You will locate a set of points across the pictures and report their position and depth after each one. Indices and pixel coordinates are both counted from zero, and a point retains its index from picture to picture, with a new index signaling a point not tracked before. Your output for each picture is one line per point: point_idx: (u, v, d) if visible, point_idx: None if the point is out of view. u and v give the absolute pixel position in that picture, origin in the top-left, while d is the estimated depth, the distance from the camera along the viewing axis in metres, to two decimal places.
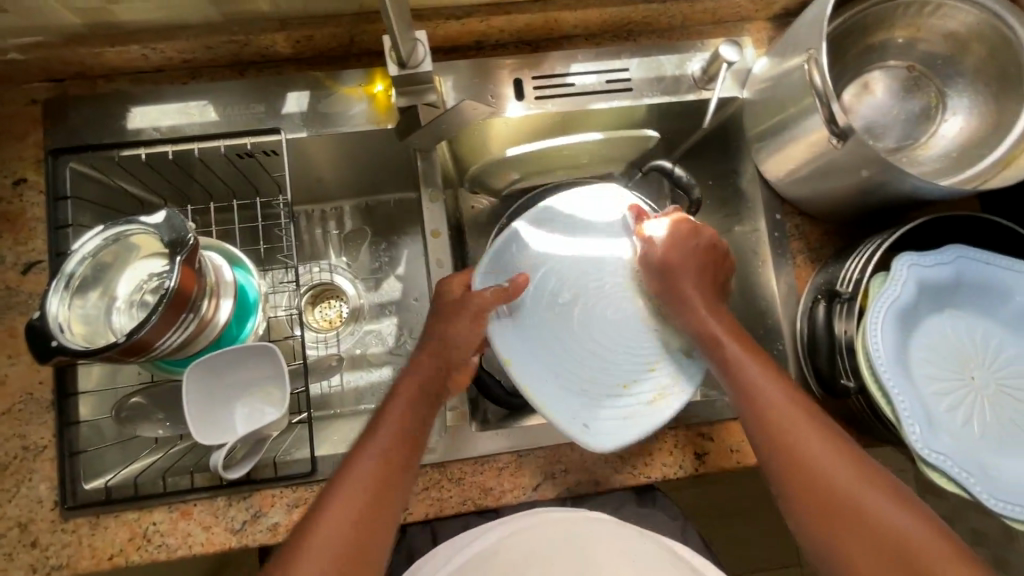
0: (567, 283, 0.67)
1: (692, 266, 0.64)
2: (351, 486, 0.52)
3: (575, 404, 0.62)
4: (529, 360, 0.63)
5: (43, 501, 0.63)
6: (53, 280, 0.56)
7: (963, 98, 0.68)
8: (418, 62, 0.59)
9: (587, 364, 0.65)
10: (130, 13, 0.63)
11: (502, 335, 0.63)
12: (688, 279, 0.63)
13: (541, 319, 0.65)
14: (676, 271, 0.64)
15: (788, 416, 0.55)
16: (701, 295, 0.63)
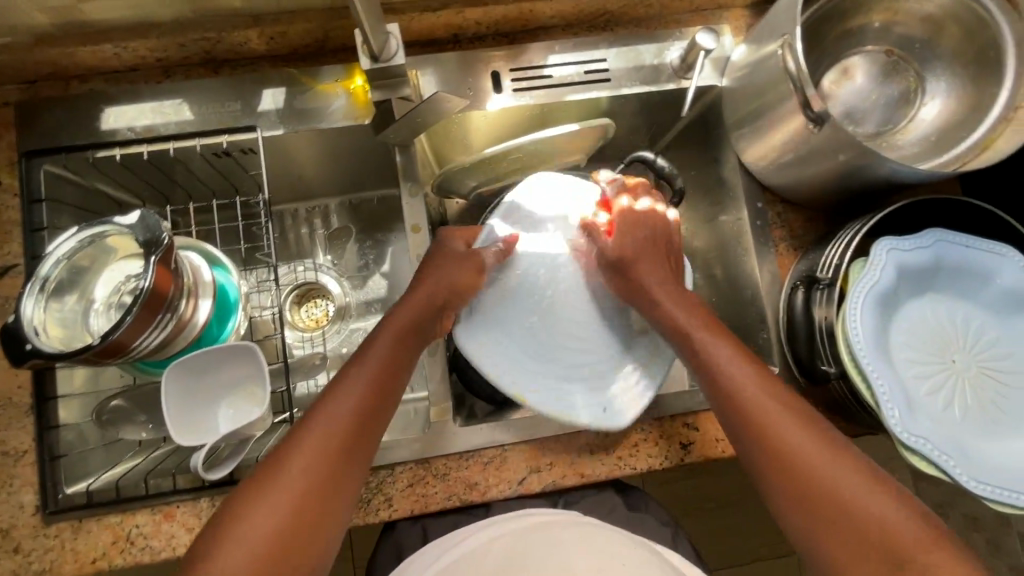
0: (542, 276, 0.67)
1: (649, 256, 0.65)
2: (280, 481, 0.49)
3: (566, 390, 0.64)
4: (507, 360, 0.64)
5: (24, 506, 0.62)
6: (26, 283, 0.55)
7: (941, 81, 0.68)
8: (391, 55, 0.58)
9: (572, 350, 0.66)
10: (99, 11, 0.62)
11: (474, 343, 0.64)
12: (648, 273, 0.64)
13: (512, 316, 0.66)
14: (631, 263, 0.64)
15: (764, 405, 0.54)
16: (664, 287, 0.63)
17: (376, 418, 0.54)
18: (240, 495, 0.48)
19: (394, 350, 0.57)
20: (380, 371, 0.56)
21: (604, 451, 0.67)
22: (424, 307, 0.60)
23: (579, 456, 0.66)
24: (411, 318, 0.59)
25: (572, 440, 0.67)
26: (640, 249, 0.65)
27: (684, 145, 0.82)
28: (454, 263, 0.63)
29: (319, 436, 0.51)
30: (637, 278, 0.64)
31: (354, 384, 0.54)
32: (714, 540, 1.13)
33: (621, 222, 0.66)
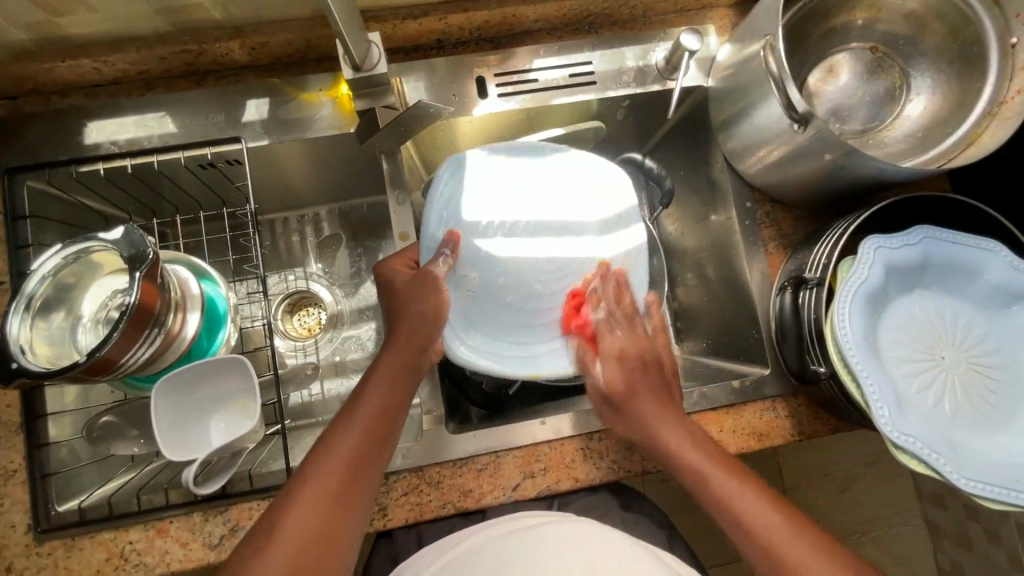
0: (512, 274, 0.66)
1: (642, 381, 0.60)
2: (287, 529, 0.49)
3: (539, 351, 0.65)
4: (498, 350, 0.65)
5: (15, 526, 0.62)
6: (12, 302, 0.54)
7: (925, 77, 0.68)
8: (374, 64, 0.58)
9: (535, 317, 0.66)
10: (77, 26, 0.62)
11: (466, 347, 0.64)
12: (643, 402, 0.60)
13: (487, 308, 0.65)
14: (624, 399, 0.60)
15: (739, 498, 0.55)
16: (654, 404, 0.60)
17: (373, 463, 0.54)
18: (245, 548, 0.49)
19: (389, 392, 0.57)
20: (376, 415, 0.55)
21: (598, 454, 0.66)
22: (415, 346, 0.59)
23: (572, 459, 0.66)
24: (403, 359, 0.58)
25: (565, 444, 0.66)
26: (634, 377, 0.60)
27: (672, 146, 0.82)
28: (415, 290, 0.61)
29: (316, 489, 0.51)
30: (631, 411, 0.60)
31: (349, 432, 0.54)
32: (714, 537, 1.14)
33: (609, 346, 0.62)
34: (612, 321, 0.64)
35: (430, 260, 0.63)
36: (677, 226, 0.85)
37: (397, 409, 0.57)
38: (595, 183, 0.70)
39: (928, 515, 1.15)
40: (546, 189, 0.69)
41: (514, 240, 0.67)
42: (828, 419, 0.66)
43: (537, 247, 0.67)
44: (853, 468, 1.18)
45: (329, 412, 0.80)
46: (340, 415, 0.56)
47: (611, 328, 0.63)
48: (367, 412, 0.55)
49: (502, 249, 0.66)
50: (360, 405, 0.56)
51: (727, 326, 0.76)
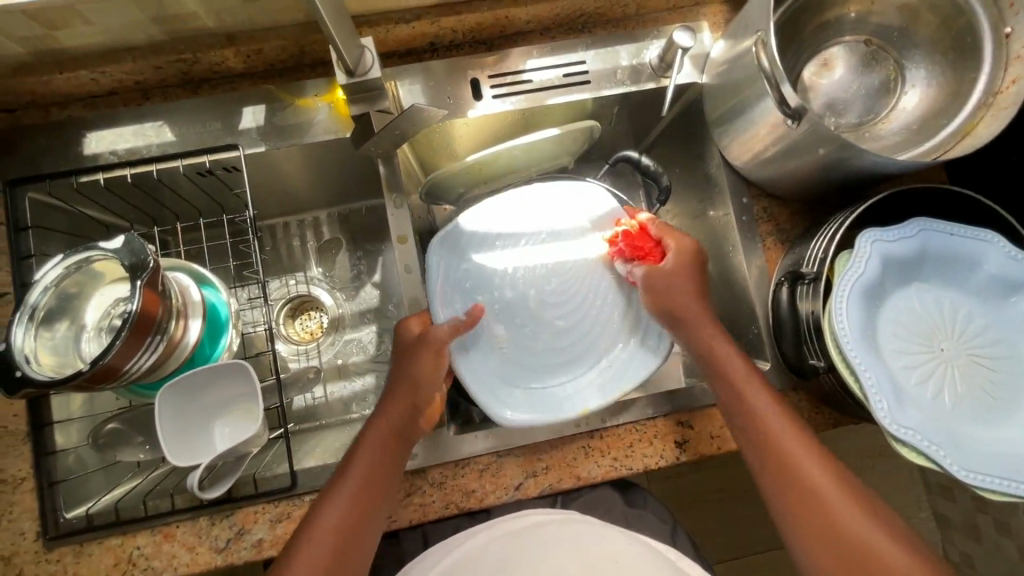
0: (541, 320, 0.71)
1: (692, 279, 0.65)
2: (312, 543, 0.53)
3: (580, 385, 0.68)
4: (543, 396, 0.67)
5: (25, 533, 0.63)
6: (16, 312, 0.55)
7: (920, 69, 0.68)
8: (367, 68, 0.58)
9: (565, 350, 0.70)
10: (74, 39, 0.62)
11: (511, 409, 0.64)
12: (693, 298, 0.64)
13: (520, 361, 0.69)
14: (672, 287, 0.64)
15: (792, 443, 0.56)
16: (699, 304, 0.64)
17: (367, 525, 0.56)
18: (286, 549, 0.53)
19: (388, 447, 0.59)
20: (367, 479, 0.57)
21: (598, 451, 0.67)
22: (403, 414, 0.60)
23: (574, 458, 0.66)
24: (391, 427, 0.60)
25: (567, 443, 0.67)
26: (688, 275, 0.65)
27: (669, 142, 0.82)
28: (411, 354, 0.63)
29: (315, 548, 0.53)
30: (681, 307, 0.64)
31: (343, 493, 0.56)
32: (720, 531, 1.14)
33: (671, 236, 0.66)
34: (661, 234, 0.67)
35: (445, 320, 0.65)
36: (676, 222, 0.85)
37: (390, 469, 0.58)
38: (586, 202, 0.72)
39: (935, 506, 1.15)
40: (534, 206, 0.72)
41: (503, 249, 0.71)
42: (826, 415, 0.67)
43: (524, 257, 0.72)
44: (859, 460, 1.17)
45: (333, 415, 0.80)
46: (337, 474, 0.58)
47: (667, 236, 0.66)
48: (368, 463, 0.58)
49: (494, 256, 0.71)
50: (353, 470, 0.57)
51: (727, 321, 0.76)
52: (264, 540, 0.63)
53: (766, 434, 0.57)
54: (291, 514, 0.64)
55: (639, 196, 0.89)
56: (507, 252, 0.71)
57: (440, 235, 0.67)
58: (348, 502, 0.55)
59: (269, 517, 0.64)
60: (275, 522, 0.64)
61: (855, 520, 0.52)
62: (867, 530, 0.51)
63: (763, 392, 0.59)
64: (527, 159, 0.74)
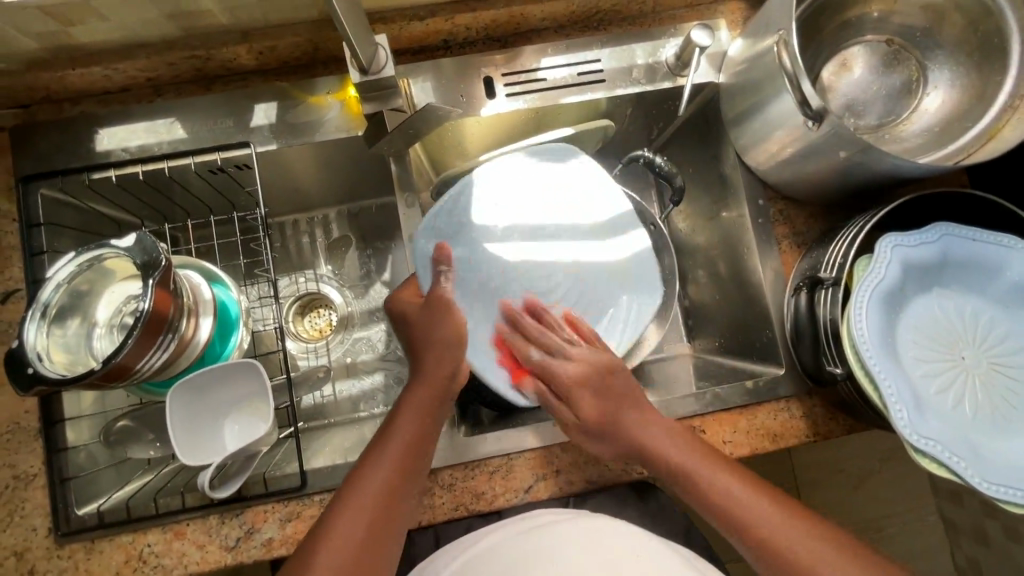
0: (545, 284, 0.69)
1: (615, 398, 0.61)
2: (339, 530, 0.51)
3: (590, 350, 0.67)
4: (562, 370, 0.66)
5: (37, 529, 0.63)
6: (29, 309, 0.55)
7: (944, 70, 0.66)
8: (381, 67, 0.58)
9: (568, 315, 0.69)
10: (88, 35, 0.62)
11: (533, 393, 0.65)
12: (613, 426, 0.60)
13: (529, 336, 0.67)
14: (612, 419, 0.60)
15: (749, 506, 0.55)
16: (642, 426, 0.60)
17: (404, 495, 0.55)
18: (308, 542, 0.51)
19: (418, 422, 0.58)
20: (406, 449, 0.56)
21: (609, 454, 0.66)
22: (443, 377, 0.60)
23: (585, 461, 0.66)
24: (434, 392, 0.60)
25: (577, 445, 0.66)
26: (598, 397, 0.61)
27: (683, 142, 0.81)
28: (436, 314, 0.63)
29: (351, 523, 0.52)
30: (616, 430, 0.60)
31: (380, 463, 0.55)
32: (728, 533, 1.13)
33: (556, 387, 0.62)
34: (542, 363, 0.63)
35: (434, 281, 0.65)
36: (688, 223, 0.84)
37: (427, 438, 0.58)
38: (581, 190, 0.71)
39: (944, 510, 1.14)
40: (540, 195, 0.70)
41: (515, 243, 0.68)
42: (840, 420, 0.66)
43: (528, 250, 0.68)
44: (869, 463, 1.16)
45: (342, 412, 0.80)
46: (373, 444, 0.57)
47: (551, 369, 0.63)
48: (400, 439, 0.57)
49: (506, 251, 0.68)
50: (390, 440, 0.57)
51: (739, 324, 0.76)
52: (273, 540, 0.63)
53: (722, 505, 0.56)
54: (301, 513, 0.64)
55: (651, 194, 0.88)
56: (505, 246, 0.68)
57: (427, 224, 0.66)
58: (387, 470, 0.55)
59: (279, 516, 0.64)
60: (285, 521, 0.64)
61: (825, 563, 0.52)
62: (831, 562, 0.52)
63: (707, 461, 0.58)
64: (540, 158, 0.73)
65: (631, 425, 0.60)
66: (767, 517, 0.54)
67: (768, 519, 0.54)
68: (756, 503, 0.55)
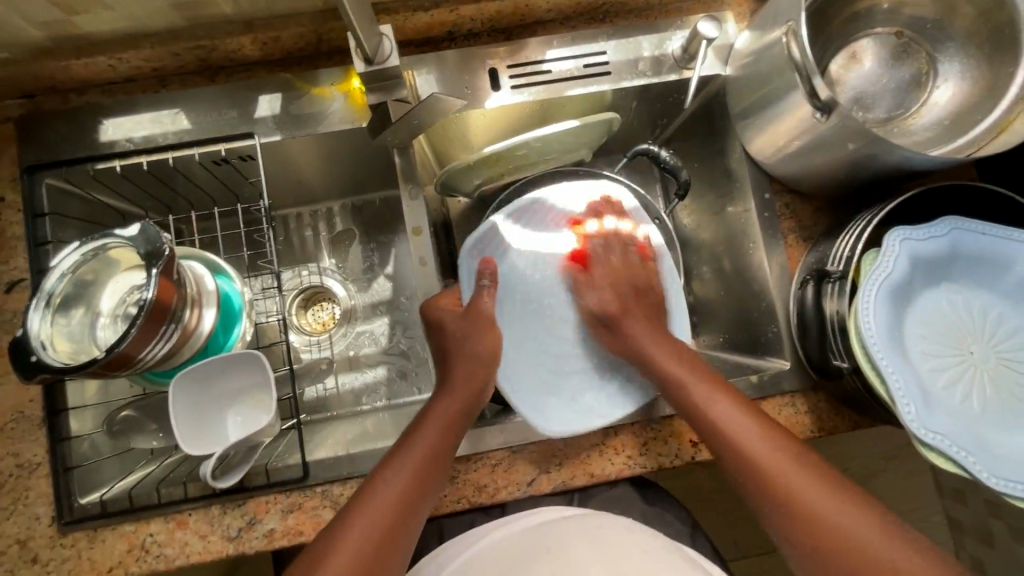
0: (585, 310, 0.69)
1: (635, 307, 0.68)
2: (364, 525, 0.52)
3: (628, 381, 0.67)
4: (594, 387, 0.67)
5: (40, 518, 0.63)
6: (33, 298, 0.55)
7: (954, 63, 0.66)
8: (385, 57, 0.57)
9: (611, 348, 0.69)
10: (93, 24, 0.62)
11: (563, 418, 0.64)
12: (624, 329, 0.66)
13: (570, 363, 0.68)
14: (619, 319, 0.67)
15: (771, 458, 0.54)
16: (651, 335, 0.66)
17: (421, 502, 0.55)
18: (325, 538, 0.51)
19: (444, 434, 0.59)
20: (427, 455, 0.57)
21: (612, 449, 0.66)
22: (472, 391, 0.62)
23: (588, 455, 0.65)
24: (462, 404, 0.61)
25: (580, 440, 0.66)
26: (619, 298, 0.68)
27: (689, 136, 0.80)
28: (472, 330, 0.64)
29: (369, 527, 0.52)
30: (626, 333, 0.66)
31: (401, 468, 0.55)
32: (731, 532, 1.13)
33: (602, 271, 0.70)
34: (602, 257, 0.70)
35: (476, 293, 0.67)
36: (693, 218, 0.84)
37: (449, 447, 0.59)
38: (585, 189, 0.72)
39: (950, 510, 1.13)
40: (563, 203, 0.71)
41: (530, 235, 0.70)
42: (846, 416, 0.65)
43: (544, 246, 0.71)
44: (873, 463, 1.15)
45: (345, 406, 0.80)
46: (395, 449, 0.57)
47: (602, 255, 0.70)
48: (424, 446, 0.57)
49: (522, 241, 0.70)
50: (414, 445, 0.57)
51: (744, 319, 0.75)
52: (275, 530, 0.63)
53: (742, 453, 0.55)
54: (302, 504, 0.64)
55: (655, 189, 0.88)
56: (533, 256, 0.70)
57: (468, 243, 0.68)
58: (409, 474, 0.55)
59: (281, 507, 0.64)
60: (287, 512, 0.64)
61: (853, 527, 0.49)
62: (862, 528, 0.49)
63: (726, 406, 0.58)
64: (544, 151, 0.72)
65: (645, 337, 0.65)
66: (799, 482, 0.52)
67: (767, 455, 0.54)
68: (761, 440, 0.55)
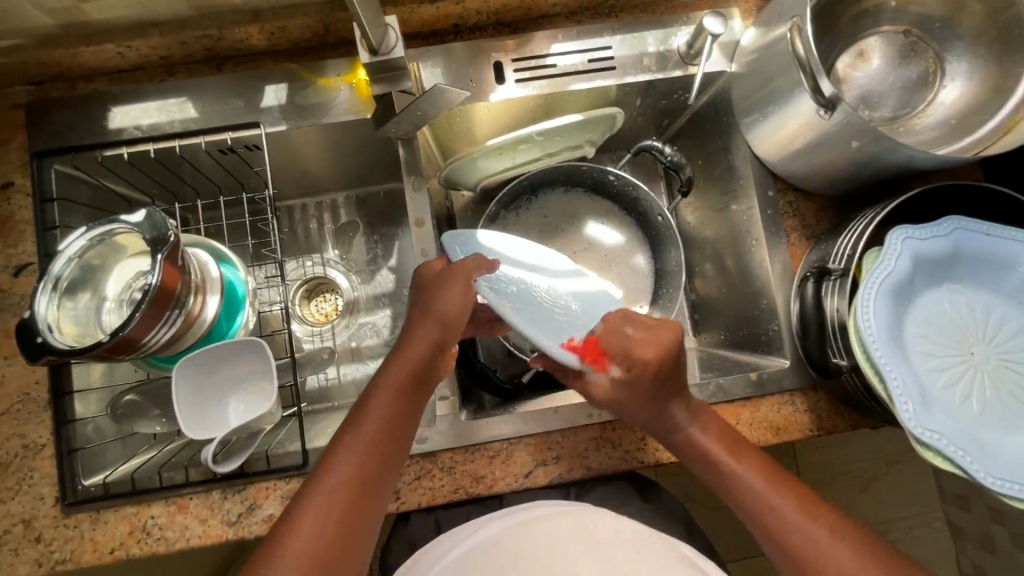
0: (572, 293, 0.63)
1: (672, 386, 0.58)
2: (312, 515, 0.49)
3: None
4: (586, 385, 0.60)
5: (44, 498, 0.64)
6: (40, 282, 0.55)
7: (961, 62, 0.65)
8: (390, 48, 0.58)
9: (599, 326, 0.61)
10: (103, 12, 0.63)
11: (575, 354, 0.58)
12: (653, 416, 0.59)
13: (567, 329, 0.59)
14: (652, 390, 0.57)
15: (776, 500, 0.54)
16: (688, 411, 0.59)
17: (379, 480, 0.52)
18: (272, 537, 0.49)
19: (395, 404, 0.55)
20: (382, 431, 0.54)
21: (612, 442, 0.66)
22: (423, 356, 0.57)
23: (585, 447, 0.66)
24: (413, 369, 0.57)
25: (578, 433, 0.66)
26: (634, 393, 0.58)
27: (693, 133, 0.81)
28: (438, 291, 0.58)
29: (322, 512, 0.49)
30: (650, 408, 0.59)
31: (355, 446, 0.53)
32: (729, 531, 1.14)
33: (621, 346, 0.57)
34: (622, 344, 0.56)
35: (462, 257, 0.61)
36: (697, 215, 0.84)
37: (405, 422, 0.56)
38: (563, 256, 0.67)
39: (951, 515, 1.13)
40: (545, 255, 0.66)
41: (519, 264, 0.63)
42: (845, 414, 0.65)
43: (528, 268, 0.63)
44: (875, 467, 1.15)
45: (346, 396, 0.80)
46: (348, 424, 0.54)
47: (611, 335, 0.57)
48: (375, 421, 0.54)
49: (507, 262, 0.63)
50: (366, 423, 0.54)
51: (746, 317, 0.75)
52: (274, 516, 0.64)
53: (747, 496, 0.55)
54: None
55: (659, 186, 0.88)
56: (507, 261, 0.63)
57: (454, 230, 0.63)
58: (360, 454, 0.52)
59: (281, 493, 0.65)
60: (286, 498, 0.64)
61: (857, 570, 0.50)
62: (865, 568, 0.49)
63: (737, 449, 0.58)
64: (548, 144, 0.72)
65: (668, 419, 0.59)
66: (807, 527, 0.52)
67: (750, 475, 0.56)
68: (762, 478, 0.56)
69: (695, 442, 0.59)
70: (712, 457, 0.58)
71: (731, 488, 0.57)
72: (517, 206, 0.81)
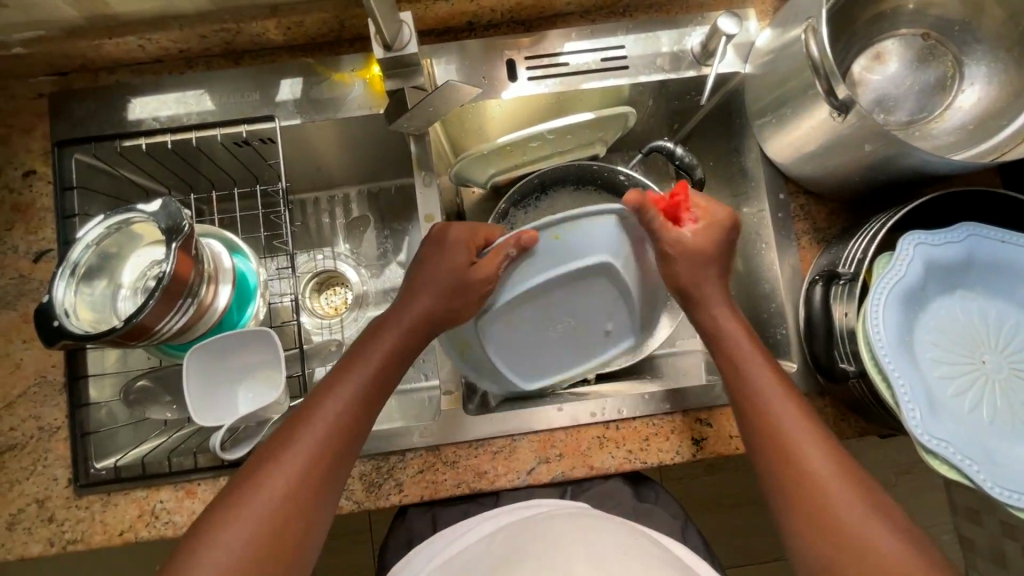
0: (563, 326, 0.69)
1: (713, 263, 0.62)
2: (282, 469, 0.49)
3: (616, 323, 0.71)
4: (642, 270, 0.66)
5: (58, 479, 0.66)
6: (58, 268, 0.57)
7: (980, 67, 0.64)
8: (404, 44, 0.58)
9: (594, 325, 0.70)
10: (124, 5, 0.64)
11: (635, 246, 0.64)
12: (696, 285, 0.61)
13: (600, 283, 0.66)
14: (703, 259, 0.61)
15: (794, 427, 0.53)
16: (721, 290, 0.61)
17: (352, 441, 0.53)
18: (236, 488, 0.49)
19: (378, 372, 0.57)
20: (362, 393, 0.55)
21: (615, 441, 0.66)
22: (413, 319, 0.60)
23: (587, 445, 0.66)
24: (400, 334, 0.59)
25: (582, 431, 0.66)
26: (697, 256, 0.61)
27: (706, 134, 0.80)
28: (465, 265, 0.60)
29: (294, 465, 0.50)
30: (692, 290, 0.61)
31: (333, 406, 0.53)
32: (732, 536, 1.14)
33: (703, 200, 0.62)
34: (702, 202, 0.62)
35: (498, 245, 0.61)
36: None
37: (383, 386, 0.57)
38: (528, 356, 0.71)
39: (961, 527, 1.11)
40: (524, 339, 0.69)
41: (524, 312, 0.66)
42: (852, 421, 0.65)
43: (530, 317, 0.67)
44: (886, 475, 1.13)
45: None
46: (328, 380, 0.55)
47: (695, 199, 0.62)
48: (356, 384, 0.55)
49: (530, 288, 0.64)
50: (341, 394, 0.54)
51: (754, 320, 0.74)
52: None
53: (765, 414, 0.54)
54: None
55: (669, 186, 0.88)
56: (532, 264, 0.62)
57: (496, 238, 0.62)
58: (338, 413, 0.53)
59: None
60: None
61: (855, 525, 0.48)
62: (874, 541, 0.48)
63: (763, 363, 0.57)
64: (558, 143, 0.72)
65: (708, 301, 0.61)
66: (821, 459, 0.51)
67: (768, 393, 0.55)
68: (783, 398, 0.55)
69: (726, 336, 0.59)
70: (737, 351, 0.58)
71: (750, 388, 0.56)
72: (526, 205, 0.80)
